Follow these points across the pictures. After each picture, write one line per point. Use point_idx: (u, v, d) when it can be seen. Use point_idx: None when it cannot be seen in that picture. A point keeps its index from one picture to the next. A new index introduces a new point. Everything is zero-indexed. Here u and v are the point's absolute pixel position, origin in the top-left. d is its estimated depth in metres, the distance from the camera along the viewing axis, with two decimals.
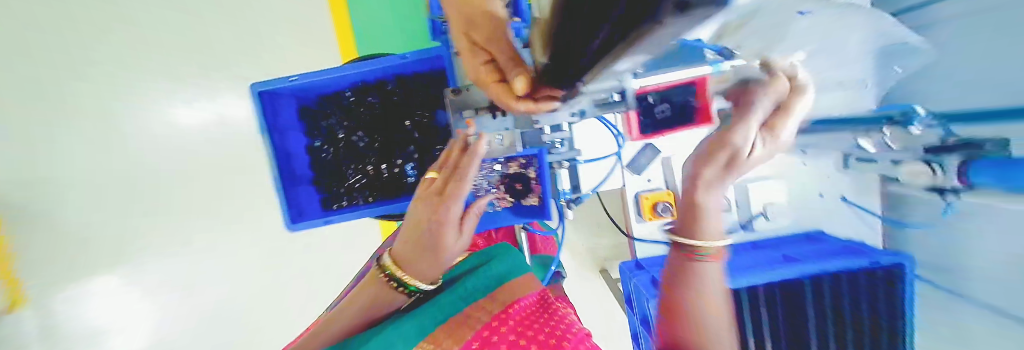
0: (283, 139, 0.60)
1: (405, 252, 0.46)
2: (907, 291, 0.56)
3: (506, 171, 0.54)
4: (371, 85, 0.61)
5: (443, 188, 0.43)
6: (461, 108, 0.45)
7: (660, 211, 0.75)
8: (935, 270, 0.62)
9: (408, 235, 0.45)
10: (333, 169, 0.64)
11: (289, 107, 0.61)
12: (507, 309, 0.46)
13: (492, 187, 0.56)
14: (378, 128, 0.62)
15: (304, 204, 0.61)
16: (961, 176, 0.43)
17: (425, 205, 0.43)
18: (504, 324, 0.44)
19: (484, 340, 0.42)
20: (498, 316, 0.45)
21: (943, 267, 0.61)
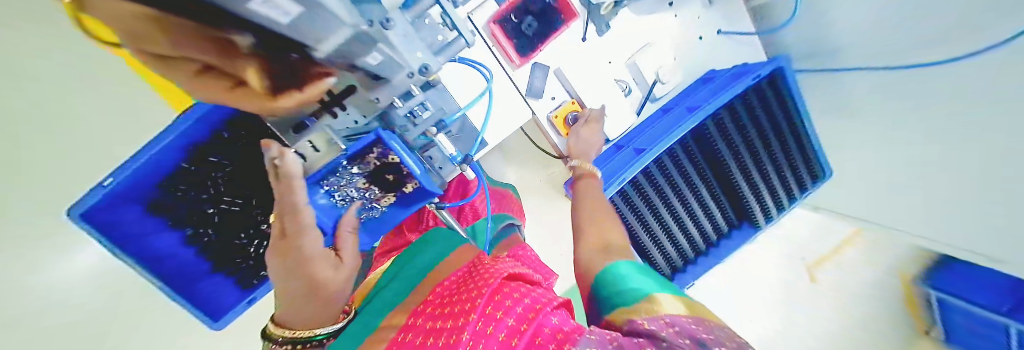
0: (146, 246, 0.54)
1: (285, 312, 0.34)
2: (792, 90, 0.58)
3: (363, 168, 0.43)
4: (200, 147, 0.51)
5: (284, 228, 0.36)
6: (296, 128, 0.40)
7: (571, 122, 0.67)
8: (821, 55, 0.64)
9: (279, 295, 0.35)
10: (226, 246, 0.58)
11: (129, 214, 0.52)
12: (430, 294, 0.40)
13: (363, 194, 0.48)
14: (244, 185, 0.55)
15: (219, 294, 0.59)
16: None
17: (273, 257, 0.36)
18: (427, 307, 0.38)
19: (412, 332, 0.35)
20: (422, 304, 0.39)
21: (827, 46, 0.62)
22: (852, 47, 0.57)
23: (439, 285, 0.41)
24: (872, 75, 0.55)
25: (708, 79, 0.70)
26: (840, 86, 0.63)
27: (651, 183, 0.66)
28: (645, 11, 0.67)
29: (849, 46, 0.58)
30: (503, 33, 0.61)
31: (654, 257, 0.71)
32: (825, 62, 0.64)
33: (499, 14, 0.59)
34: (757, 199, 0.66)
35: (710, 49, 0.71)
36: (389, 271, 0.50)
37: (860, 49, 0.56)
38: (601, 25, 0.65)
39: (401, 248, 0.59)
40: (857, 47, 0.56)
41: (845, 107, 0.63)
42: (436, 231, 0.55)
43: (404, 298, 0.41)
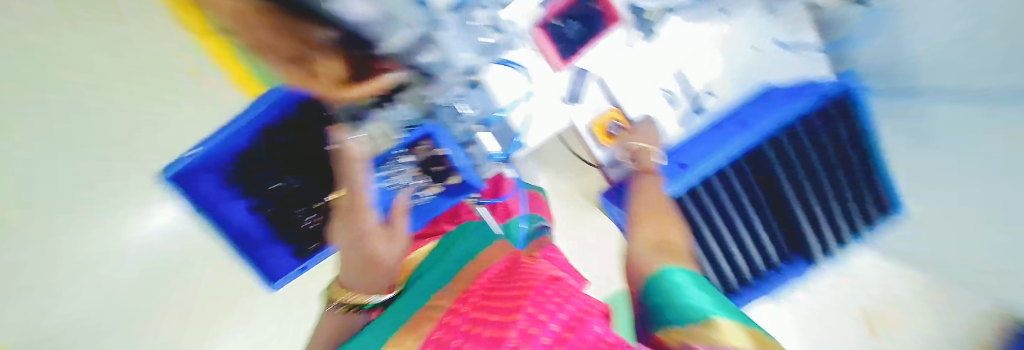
0: (220, 212, 0.62)
1: (346, 277, 0.41)
2: (866, 112, 0.50)
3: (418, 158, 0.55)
4: (269, 130, 0.58)
5: (348, 204, 0.42)
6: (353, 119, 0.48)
7: (612, 131, 0.68)
8: None
9: (342, 261, 0.42)
10: (288, 218, 0.66)
11: (209, 182, 0.60)
12: (470, 286, 0.38)
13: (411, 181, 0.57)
14: (303, 167, 0.62)
15: (276, 260, 0.67)
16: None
17: (341, 228, 0.42)
18: (466, 299, 0.36)
19: (449, 320, 0.33)
20: (461, 295, 0.37)
21: None
22: None
23: (479, 279, 0.40)
24: None
25: (766, 94, 0.64)
26: None
27: (696, 200, 0.65)
28: (695, 19, 0.63)
29: None
30: (548, 39, 0.62)
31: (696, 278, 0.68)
32: None
33: (544, 20, 0.60)
34: (816, 231, 0.61)
35: (761, 61, 0.65)
36: (433, 257, 0.51)
37: None
38: (649, 32, 0.64)
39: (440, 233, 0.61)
40: None
41: None
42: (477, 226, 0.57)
43: (445, 286, 0.41)
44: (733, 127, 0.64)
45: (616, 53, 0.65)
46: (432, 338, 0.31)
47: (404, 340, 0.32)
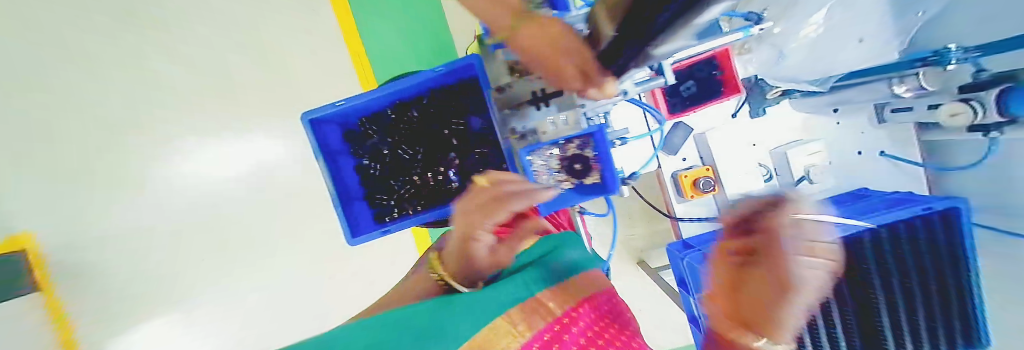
0: (336, 162, 0.68)
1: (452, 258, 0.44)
2: (968, 235, 0.52)
3: (564, 152, 0.48)
4: (406, 102, 0.66)
5: (485, 201, 0.36)
6: (509, 104, 0.46)
7: (701, 187, 0.70)
8: (992, 210, 0.56)
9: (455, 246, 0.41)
10: (384, 184, 0.70)
11: (336, 134, 0.68)
12: (577, 309, 0.42)
13: (553, 174, 0.50)
14: (418, 141, 0.68)
15: (361, 220, 0.70)
16: (1001, 110, 0.42)
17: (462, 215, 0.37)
18: (574, 324, 0.41)
19: (553, 337, 0.39)
20: (567, 315, 0.41)
21: (997, 204, 0.55)
22: None
23: (582, 305, 0.43)
24: None
25: (862, 195, 0.66)
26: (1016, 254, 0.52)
27: None
28: (803, 107, 0.69)
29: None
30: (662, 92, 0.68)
31: None
32: (1001, 221, 0.54)
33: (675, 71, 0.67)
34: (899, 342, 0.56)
35: (865, 164, 0.69)
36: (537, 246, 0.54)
37: None
38: (757, 109, 0.70)
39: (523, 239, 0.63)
40: None
41: None
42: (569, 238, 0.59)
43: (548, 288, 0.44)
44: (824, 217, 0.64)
45: (717, 120, 0.71)
46: (544, 336, 0.39)
47: (516, 326, 0.39)
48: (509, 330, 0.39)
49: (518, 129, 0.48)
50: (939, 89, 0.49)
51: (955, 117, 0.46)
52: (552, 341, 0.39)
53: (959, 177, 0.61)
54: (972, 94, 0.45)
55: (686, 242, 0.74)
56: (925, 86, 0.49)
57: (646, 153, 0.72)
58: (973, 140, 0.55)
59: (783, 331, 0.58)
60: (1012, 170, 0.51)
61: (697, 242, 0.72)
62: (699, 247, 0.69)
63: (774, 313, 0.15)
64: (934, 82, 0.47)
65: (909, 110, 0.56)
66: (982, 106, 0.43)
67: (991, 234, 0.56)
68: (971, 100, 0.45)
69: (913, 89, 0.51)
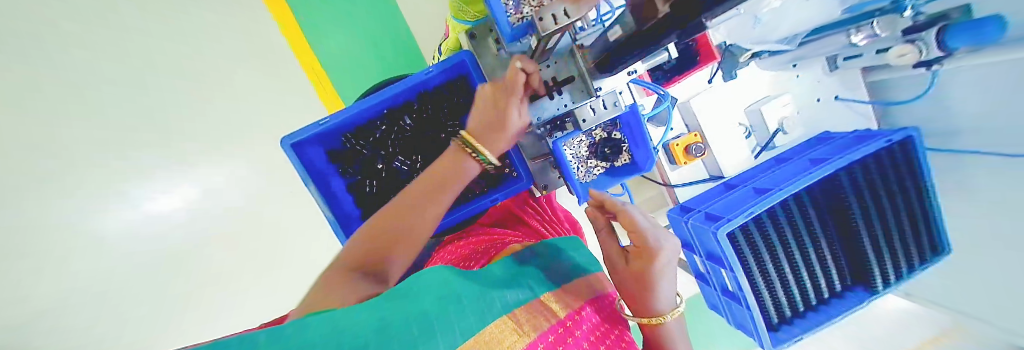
0: (326, 183, 0.63)
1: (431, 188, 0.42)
2: (923, 159, 0.59)
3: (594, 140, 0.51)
4: (395, 109, 0.63)
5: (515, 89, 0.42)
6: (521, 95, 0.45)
7: (692, 153, 0.74)
8: (939, 135, 0.64)
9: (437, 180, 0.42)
10: (382, 200, 0.65)
11: (320, 155, 0.63)
12: (579, 313, 0.47)
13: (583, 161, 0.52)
14: (414, 149, 0.64)
15: None
16: (941, 46, 0.46)
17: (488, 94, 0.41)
18: (577, 328, 0.44)
19: (562, 335, 0.42)
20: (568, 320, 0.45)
21: (943, 129, 0.63)
22: (973, 131, 0.57)
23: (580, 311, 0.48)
24: (994, 160, 0.54)
25: (827, 138, 0.74)
26: (962, 171, 0.61)
27: (775, 226, 0.65)
28: (767, 66, 0.75)
29: (970, 130, 0.57)
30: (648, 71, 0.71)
31: (766, 302, 0.65)
32: (947, 143, 0.62)
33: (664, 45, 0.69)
34: (879, 260, 0.64)
35: (825, 111, 0.77)
36: (526, 258, 0.62)
37: (979, 135, 0.56)
38: (729, 72, 0.74)
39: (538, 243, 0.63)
40: (978, 131, 0.56)
41: (965, 192, 0.61)
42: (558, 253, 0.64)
43: (544, 295, 0.51)
44: (803, 162, 0.70)
45: (696, 88, 0.77)
46: (553, 332, 0.41)
47: (520, 322, 0.41)
48: (511, 328, 0.39)
49: (532, 121, 0.46)
50: (889, 34, 0.51)
51: (903, 57, 0.51)
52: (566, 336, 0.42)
53: (905, 111, 0.69)
54: (914, 35, 0.48)
55: (684, 206, 0.79)
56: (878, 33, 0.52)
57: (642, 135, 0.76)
58: (915, 76, 0.63)
59: (783, 270, 0.65)
60: (951, 97, 0.59)
61: (696, 204, 0.77)
62: (699, 208, 0.74)
63: (649, 267, 0.37)
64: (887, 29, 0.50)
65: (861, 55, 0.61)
66: (925, 46, 0.47)
67: (938, 156, 0.65)
68: (916, 41, 0.48)
69: (868, 37, 0.54)
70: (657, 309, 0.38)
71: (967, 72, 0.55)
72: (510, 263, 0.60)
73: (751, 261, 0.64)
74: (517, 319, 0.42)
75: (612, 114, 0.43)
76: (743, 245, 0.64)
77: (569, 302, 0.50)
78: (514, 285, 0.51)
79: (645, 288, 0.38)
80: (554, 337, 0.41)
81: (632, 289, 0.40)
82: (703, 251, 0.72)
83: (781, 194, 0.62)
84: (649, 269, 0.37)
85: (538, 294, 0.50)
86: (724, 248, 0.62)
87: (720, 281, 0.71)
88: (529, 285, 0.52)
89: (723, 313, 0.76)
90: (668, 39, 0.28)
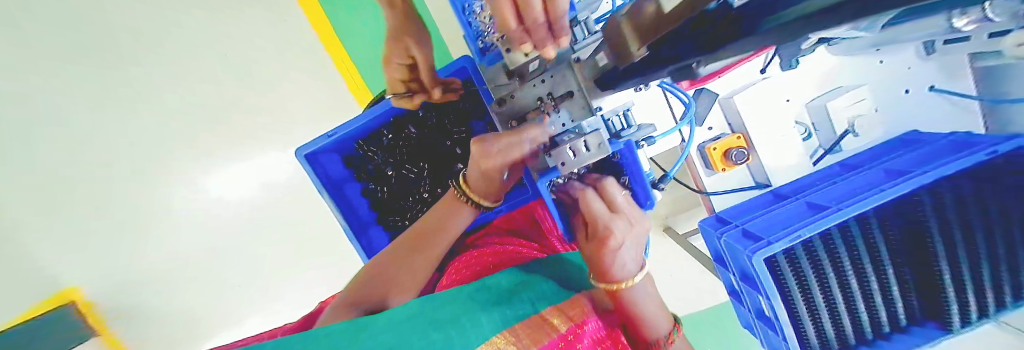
0: (341, 189, 0.66)
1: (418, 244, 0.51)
2: None
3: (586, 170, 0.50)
4: (401, 118, 0.62)
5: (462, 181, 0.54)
6: (508, 119, 0.42)
7: (733, 159, 0.64)
8: None
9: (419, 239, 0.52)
10: (392, 207, 0.66)
11: (334, 162, 0.65)
12: (582, 326, 0.45)
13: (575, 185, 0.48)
14: (421, 156, 0.63)
15: (376, 244, 0.67)
16: None
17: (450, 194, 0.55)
18: (581, 340, 0.43)
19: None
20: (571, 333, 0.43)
21: None
22: None
23: (586, 322, 0.45)
24: None
25: (914, 141, 0.59)
26: None
27: (827, 250, 0.55)
28: (842, 53, 0.61)
29: None
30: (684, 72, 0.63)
31: (807, 334, 0.58)
32: None
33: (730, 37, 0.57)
34: (960, 296, 0.52)
35: (911, 106, 0.62)
36: (528, 269, 0.60)
37: None
38: (789, 62, 0.61)
39: (543, 261, 0.63)
40: None
41: None
42: (567, 264, 0.64)
43: (550, 306, 0.48)
44: (876, 173, 0.57)
45: (746, 80, 0.65)
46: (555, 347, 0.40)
47: (519, 341, 0.40)
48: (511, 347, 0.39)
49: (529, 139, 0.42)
50: (1009, 18, 0.37)
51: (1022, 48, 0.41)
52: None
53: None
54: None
55: (720, 216, 0.71)
56: (991, 18, 0.38)
57: (675, 138, 0.68)
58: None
59: (832, 302, 0.56)
60: None
61: (734, 216, 0.68)
62: (736, 223, 0.65)
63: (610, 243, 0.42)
64: (1003, 12, 0.36)
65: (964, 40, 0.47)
66: None
67: None
68: None
69: (978, 21, 0.39)
70: (627, 277, 0.43)
71: None
72: (510, 276, 0.58)
73: (791, 288, 0.56)
74: (516, 335, 0.41)
75: (597, 156, 0.37)
76: (784, 271, 0.56)
77: (571, 313, 0.47)
78: (514, 303, 0.49)
79: (613, 264, 0.43)
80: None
81: (596, 262, 0.45)
82: (736, 270, 0.64)
83: (835, 217, 0.52)
84: (602, 246, 0.43)
85: (538, 310, 0.47)
86: (759, 273, 0.54)
87: (756, 305, 0.63)
88: (526, 302, 0.49)
89: (757, 335, 0.68)
90: (663, 73, 0.22)
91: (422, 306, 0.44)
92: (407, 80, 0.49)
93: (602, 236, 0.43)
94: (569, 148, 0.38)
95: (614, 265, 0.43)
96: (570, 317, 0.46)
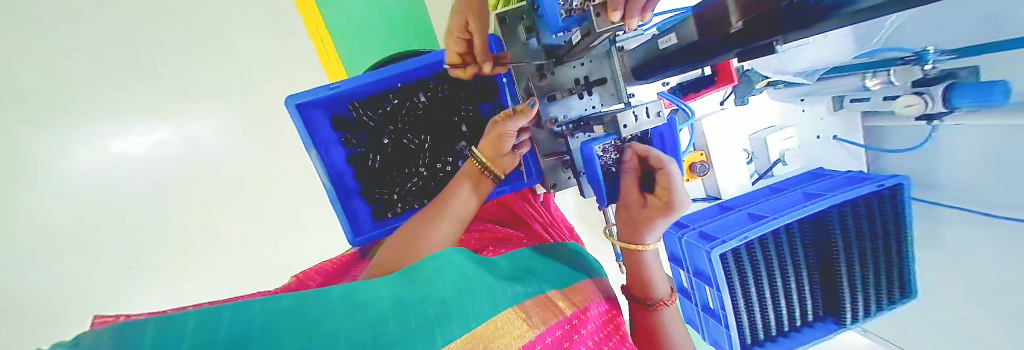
0: (326, 151, 0.61)
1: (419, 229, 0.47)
2: (907, 207, 0.63)
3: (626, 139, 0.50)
4: (409, 85, 0.60)
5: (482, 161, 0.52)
6: (548, 93, 0.46)
7: (698, 172, 0.75)
8: (919, 185, 0.69)
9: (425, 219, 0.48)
10: (383, 178, 0.63)
11: (322, 123, 0.59)
12: (583, 313, 0.44)
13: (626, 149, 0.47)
14: (425, 128, 0.62)
15: (360, 218, 0.63)
16: (945, 102, 0.50)
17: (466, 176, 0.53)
18: (582, 329, 0.42)
19: (565, 335, 0.39)
20: (573, 320, 0.42)
21: (923, 181, 0.68)
22: (952, 184, 0.62)
23: (585, 312, 0.45)
24: (981, 219, 0.57)
25: (822, 174, 0.77)
26: (937, 222, 0.65)
27: (765, 251, 0.67)
28: (779, 98, 0.78)
29: (947, 185, 0.63)
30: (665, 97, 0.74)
31: (745, 324, 0.67)
32: (921, 193, 0.68)
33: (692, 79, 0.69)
34: (851, 296, 0.68)
35: (820, 148, 0.80)
36: (525, 251, 0.58)
37: (961, 190, 0.60)
38: (741, 98, 0.75)
39: (535, 245, 0.64)
40: (958, 183, 0.61)
41: (933, 240, 0.67)
42: (554, 243, 0.65)
43: (556, 289, 0.48)
44: (797, 195, 0.72)
45: (709, 108, 0.78)
46: (557, 333, 0.39)
47: (528, 314, 0.39)
48: (522, 322, 0.37)
49: (558, 118, 0.46)
50: (901, 83, 0.54)
51: (908, 109, 0.53)
52: (566, 341, 0.39)
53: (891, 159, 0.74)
54: (924, 88, 0.51)
55: (680, 221, 0.81)
56: (893, 82, 0.55)
57: None
58: (914, 128, 0.66)
59: (763, 297, 0.68)
60: (940, 155, 0.63)
61: (691, 221, 0.79)
62: (694, 226, 0.75)
63: (658, 215, 0.44)
64: (902, 79, 0.53)
65: (865, 100, 0.66)
66: (930, 98, 0.51)
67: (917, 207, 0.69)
68: (924, 93, 0.51)
69: (882, 83, 0.57)
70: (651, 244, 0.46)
71: (960, 131, 0.58)
72: (510, 256, 0.55)
73: (737, 282, 0.66)
74: (526, 310, 0.39)
75: (655, 124, 0.40)
76: (734, 269, 0.66)
77: (574, 299, 0.47)
78: (522, 279, 0.47)
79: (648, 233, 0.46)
80: (552, 340, 0.37)
81: (632, 227, 0.47)
82: (691, 268, 0.74)
83: (773, 224, 0.64)
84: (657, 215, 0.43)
85: (544, 290, 0.46)
86: (718, 267, 0.63)
87: (704, 299, 0.73)
88: (536, 282, 0.48)
89: (700, 329, 0.79)
90: (724, 57, 0.28)
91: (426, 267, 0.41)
92: (463, 52, 0.46)
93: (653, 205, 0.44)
94: (632, 113, 0.39)
95: (649, 232, 0.46)
96: (574, 302, 0.46)
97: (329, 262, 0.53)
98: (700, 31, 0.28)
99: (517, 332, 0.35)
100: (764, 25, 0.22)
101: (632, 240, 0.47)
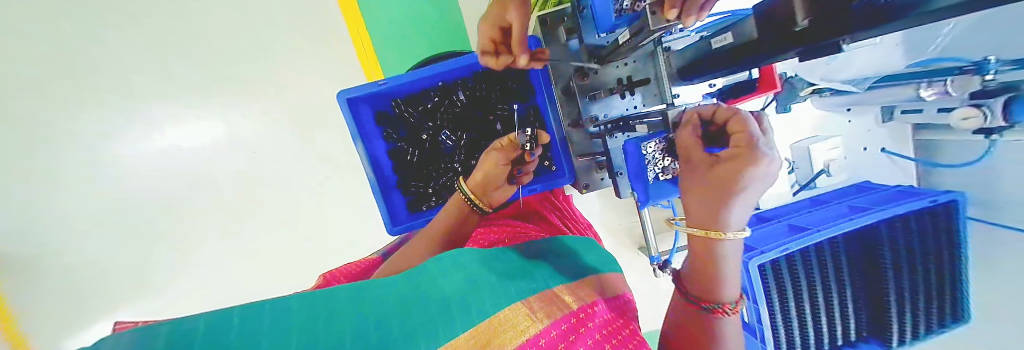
0: (368, 145, 0.63)
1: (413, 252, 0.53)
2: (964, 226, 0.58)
3: None
4: (449, 84, 0.62)
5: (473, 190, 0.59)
6: (591, 93, 0.47)
7: None
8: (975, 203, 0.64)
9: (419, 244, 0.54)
10: (420, 171, 0.66)
11: (367, 117, 0.62)
12: (592, 308, 0.40)
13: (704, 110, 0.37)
14: (460, 125, 0.64)
15: (398, 210, 0.66)
16: (1006, 116, 0.46)
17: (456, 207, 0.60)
18: (586, 325, 0.36)
19: (570, 330, 0.35)
20: (577, 316, 0.37)
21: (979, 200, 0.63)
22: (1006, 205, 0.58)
23: (592, 307, 0.40)
24: None
25: (870, 188, 0.73)
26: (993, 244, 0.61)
27: (804, 262, 0.64)
28: (823, 105, 0.74)
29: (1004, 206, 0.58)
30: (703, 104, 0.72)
31: (781, 337, 0.64)
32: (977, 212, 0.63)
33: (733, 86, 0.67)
34: (900, 317, 0.64)
35: (867, 159, 0.76)
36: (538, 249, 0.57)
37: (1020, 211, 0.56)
38: (782, 106, 0.73)
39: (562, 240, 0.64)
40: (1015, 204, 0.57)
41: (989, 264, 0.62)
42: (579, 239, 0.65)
43: (569, 284, 0.46)
44: (841, 208, 0.69)
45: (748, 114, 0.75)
46: (562, 329, 0.35)
47: (532, 308, 0.37)
48: (525, 315, 0.35)
49: (598, 117, 0.49)
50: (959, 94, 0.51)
51: (965, 122, 0.50)
52: (571, 335, 0.34)
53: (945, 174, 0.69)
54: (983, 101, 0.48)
55: None
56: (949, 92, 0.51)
57: None
58: (971, 142, 0.62)
59: (801, 311, 0.64)
60: (999, 171, 0.59)
61: None
62: None
63: (732, 171, 0.30)
64: (958, 90, 0.50)
65: (917, 111, 0.62)
66: (989, 111, 0.48)
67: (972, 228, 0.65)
68: (983, 106, 0.48)
69: (937, 94, 0.54)
70: (718, 228, 0.32)
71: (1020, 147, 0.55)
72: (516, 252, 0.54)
73: (774, 293, 0.63)
74: (528, 305, 0.37)
75: None
76: (771, 280, 0.63)
77: (583, 294, 0.44)
78: (527, 276, 0.46)
79: (711, 205, 0.32)
80: (558, 333, 0.34)
81: (699, 194, 0.34)
82: None
83: (814, 238, 0.61)
84: (723, 168, 0.31)
85: (549, 286, 0.44)
86: (752, 277, 0.60)
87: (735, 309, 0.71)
88: (542, 279, 0.46)
89: None
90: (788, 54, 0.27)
91: (437, 266, 0.42)
92: (499, 38, 0.44)
93: (721, 161, 0.31)
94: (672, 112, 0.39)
95: (716, 203, 0.32)
96: (583, 297, 0.43)
97: (355, 263, 0.56)
98: (762, 27, 0.28)
99: (521, 327, 0.33)
100: (830, 25, 0.22)
101: (690, 215, 0.35)
